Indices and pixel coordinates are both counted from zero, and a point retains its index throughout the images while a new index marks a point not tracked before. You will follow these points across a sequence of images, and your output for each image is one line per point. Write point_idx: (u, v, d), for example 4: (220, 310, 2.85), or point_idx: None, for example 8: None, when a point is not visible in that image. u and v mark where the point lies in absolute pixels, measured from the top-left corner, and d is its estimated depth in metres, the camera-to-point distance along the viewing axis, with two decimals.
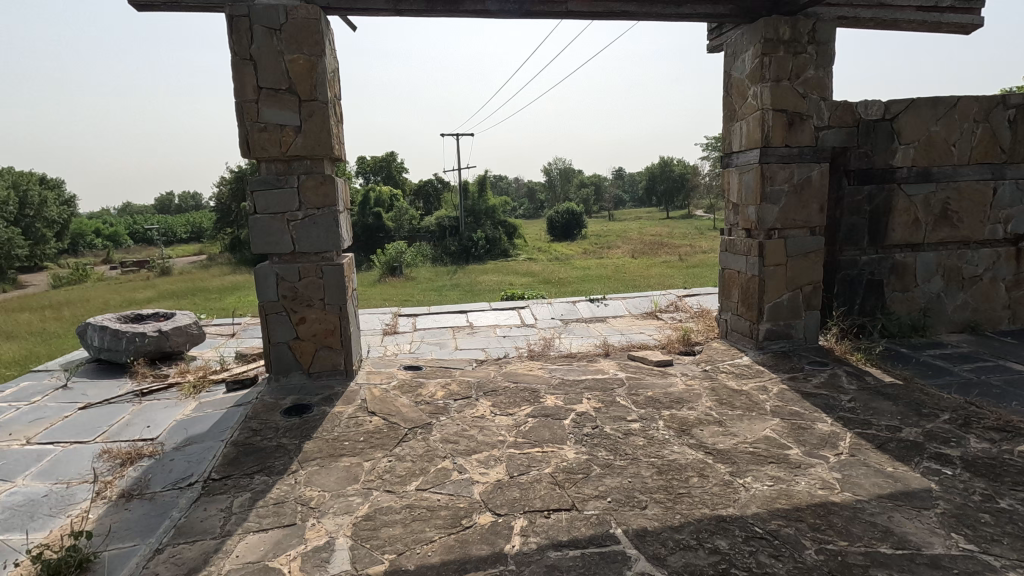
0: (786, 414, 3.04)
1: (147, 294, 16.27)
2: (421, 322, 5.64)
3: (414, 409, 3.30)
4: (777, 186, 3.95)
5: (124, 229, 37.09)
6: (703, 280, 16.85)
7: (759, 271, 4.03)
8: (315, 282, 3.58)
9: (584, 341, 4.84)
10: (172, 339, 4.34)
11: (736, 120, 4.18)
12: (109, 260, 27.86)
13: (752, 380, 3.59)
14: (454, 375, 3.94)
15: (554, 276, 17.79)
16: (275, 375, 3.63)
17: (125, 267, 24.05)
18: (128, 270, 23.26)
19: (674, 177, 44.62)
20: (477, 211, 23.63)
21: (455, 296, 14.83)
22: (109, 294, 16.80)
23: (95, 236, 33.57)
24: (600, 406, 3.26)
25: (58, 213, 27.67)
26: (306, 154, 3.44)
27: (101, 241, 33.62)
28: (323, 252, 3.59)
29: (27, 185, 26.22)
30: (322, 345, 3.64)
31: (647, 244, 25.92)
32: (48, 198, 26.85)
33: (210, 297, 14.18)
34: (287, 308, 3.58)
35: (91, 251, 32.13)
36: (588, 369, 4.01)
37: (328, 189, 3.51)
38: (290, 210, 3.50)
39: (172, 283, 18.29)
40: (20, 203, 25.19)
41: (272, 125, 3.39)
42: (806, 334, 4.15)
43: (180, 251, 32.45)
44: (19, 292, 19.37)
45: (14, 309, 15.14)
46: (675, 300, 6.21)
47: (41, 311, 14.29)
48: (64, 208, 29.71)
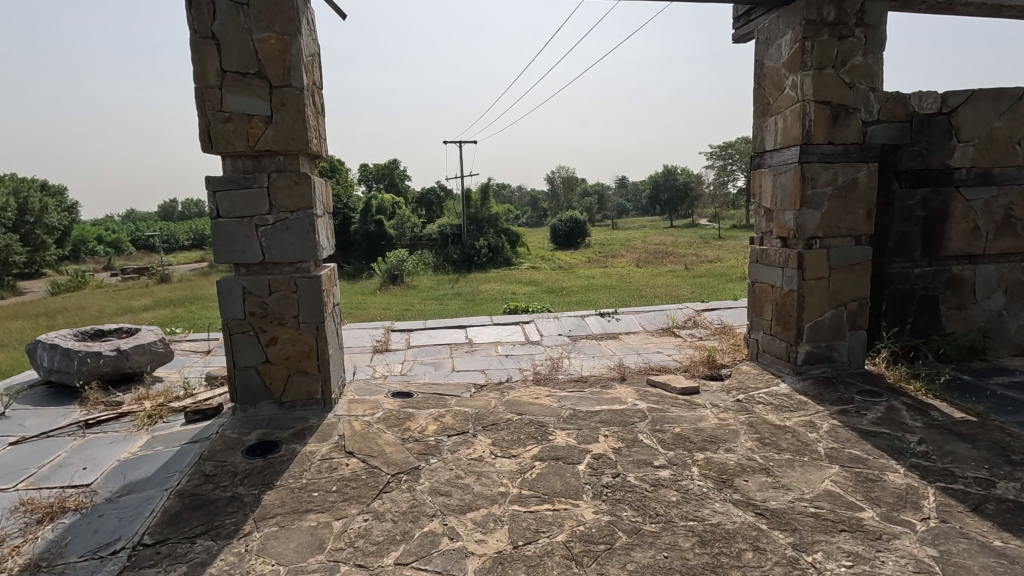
0: (845, 461, 2.52)
1: (142, 302, 15.83)
2: (416, 339, 5.16)
3: (399, 449, 2.78)
4: (820, 189, 3.45)
5: (126, 236, 36.79)
6: (711, 290, 16.35)
7: (798, 286, 3.53)
8: (288, 297, 3.09)
9: (596, 363, 4.33)
10: (133, 358, 3.85)
11: (770, 115, 3.70)
12: (109, 268, 27.49)
13: (796, 414, 3.08)
14: (448, 404, 3.43)
15: (558, 286, 17.30)
16: (241, 404, 3.13)
17: (124, 274, 23.66)
18: (127, 277, 22.86)
19: (678, 186, 44.22)
20: (479, 219, 23.23)
21: (457, 305, 14.35)
22: (103, 303, 16.30)
23: (96, 242, 33.26)
24: (620, 447, 2.75)
25: (58, 219, 27.34)
26: (277, 149, 2.98)
27: (102, 247, 33.30)
28: (298, 262, 3.11)
29: (28, 191, 25.94)
30: (295, 370, 3.14)
31: (652, 253, 25.45)
32: (48, 205, 26.52)
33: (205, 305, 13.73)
34: (256, 327, 3.09)
35: (92, 257, 31.76)
36: (603, 399, 3.51)
37: (303, 188, 3.03)
38: (259, 213, 3.01)
39: (169, 291, 17.85)
40: (19, 208, 24.86)
41: (237, 115, 2.93)
42: (851, 358, 3.64)
43: (179, 259, 32.10)
44: (14, 299, 18.96)
45: (5, 316, 14.70)
46: (693, 315, 5.71)
47: (30, 319, 13.82)
48: (64, 215, 29.39)
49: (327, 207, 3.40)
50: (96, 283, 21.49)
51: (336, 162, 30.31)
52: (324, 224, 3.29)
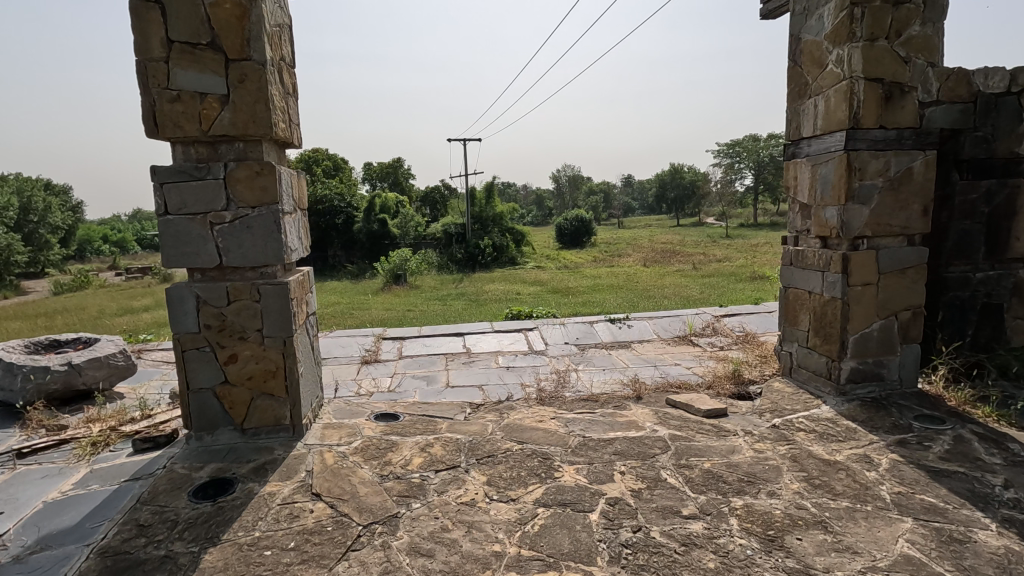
0: (920, 511, 2.05)
1: (141, 302, 15.50)
2: (409, 348, 4.71)
3: (376, 489, 2.34)
4: (869, 180, 2.97)
5: (132, 235, 36.56)
6: (722, 290, 15.83)
7: (842, 293, 3.05)
8: (249, 307, 2.65)
9: (608, 377, 3.88)
10: (87, 374, 3.44)
11: (809, 97, 3.22)
12: (113, 266, 27.28)
13: (846, 446, 2.61)
14: (439, 429, 2.98)
15: (563, 286, 16.83)
16: (196, 433, 2.69)
17: (127, 274, 23.34)
18: (130, 277, 22.55)
19: (685, 184, 43.61)
20: (484, 218, 22.80)
21: (460, 306, 13.89)
22: (102, 303, 16.00)
23: (101, 241, 33.14)
24: (640, 489, 2.29)
25: (62, 219, 27.07)
26: (236, 134, 2.54)
27: (108, 246, 33.10)
28: (261, 267, 2.67)
29: (32, 190, 25.70)
30: (259, 392, 2.71)
31: (659, 252, 24.94)
32: (52, 204, 26.26)
33: None
34: (212, 342, 2.65)
35: (98, 257, 31.54)
36: (617, 423, 3.05)
37: (266, 180, 2.58)
38: (215, 209, 2.56)
39: None
40: (23, 208, 24.66)
41: (187, 93, 2.48)
42: (902, 375, 3.17)
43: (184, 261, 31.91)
44: (15, 299, 18.74)
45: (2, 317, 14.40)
46: (711, 321, 5.24)
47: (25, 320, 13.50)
48: (70, 215, 29.18)
49: (298, 202, 2.97)
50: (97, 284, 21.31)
51: (339, 161, 29.92)
52: (294, 222, 2.86)
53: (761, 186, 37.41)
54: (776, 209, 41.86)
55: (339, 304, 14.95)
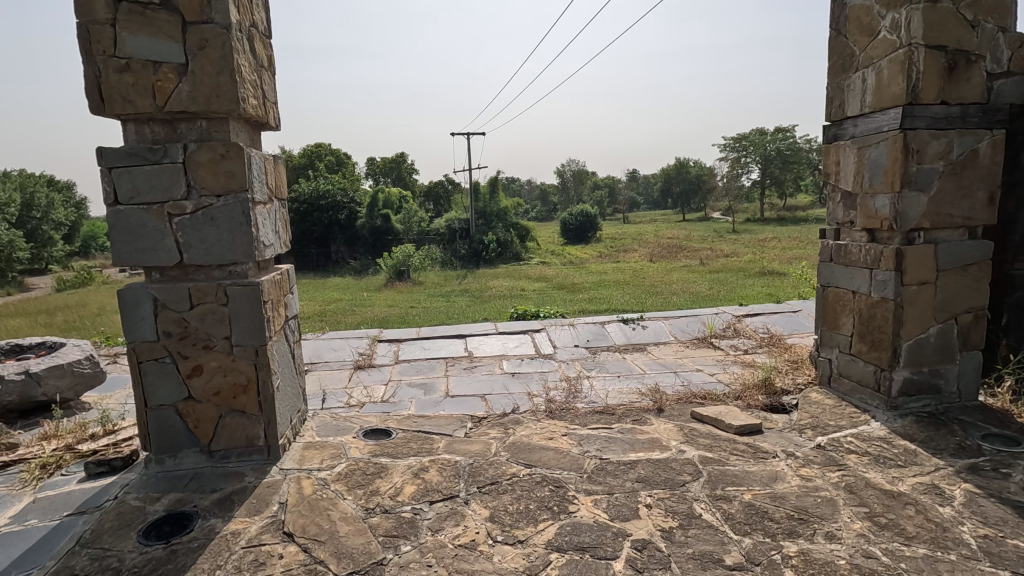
0: (1019, 563, 1.67)
1: None
2: (406, 352, 4.36)
3: (360, 527, 1.98)
4: (927, 164, 2.59)
5: None
6: (731, 286, 15.43)
7: (895, 293, 2.67)
8: (216, 312, 2.29)
9: (624, 385, 3.51)
10: (47, 384, 3.11)
11: (856, 70, 2.83)
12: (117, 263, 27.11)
13: (910, 473, 2.23)
14: (437, 448, 2.63)
15: (569, 282, 16.47)
16: (155, 455, 2.34)
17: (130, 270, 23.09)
18: (133, 274, 22.31)
19: (690, 179, 43.11)
20: (488, 213, 22.46)
21: (464, 303, 13.57)
22: (103, 301, 15.77)
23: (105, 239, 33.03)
24: (672, 529, 1.93)
25: (66, 216, 26.85)
26: (196, 110, 2.17)
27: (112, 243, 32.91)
28: (229, 266, 2.31)
29: (36, 186, 25.47)
30: (228, 409, 2.36)
31: (665, 247, 24.52)
32: (56, 201, 26.03)
33: None
34: (173, 352, 2.29)
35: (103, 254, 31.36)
36: (637, 442, 2.69)
37: (233, 164, 2.22)
38: (173, 198, 2.21)
39: None
40: (27, 204, 24.44)
41: (139, 62, 2.13)
42: (960, 387, 2.80)
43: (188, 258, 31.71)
44: (17, 295, 18.56)
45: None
46: (732, 322, 4.86)
47: (23, 317, 13.25)
48: (74, 211, 28.98)
49: (274, 191, 2.62)
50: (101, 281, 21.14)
51: (342, 156, 29.58)
52: (269, 213, 2.50)
53: (768, 181, 36.87)
54: (783, 204, 41.31)
55: (341, 301, 14.64)
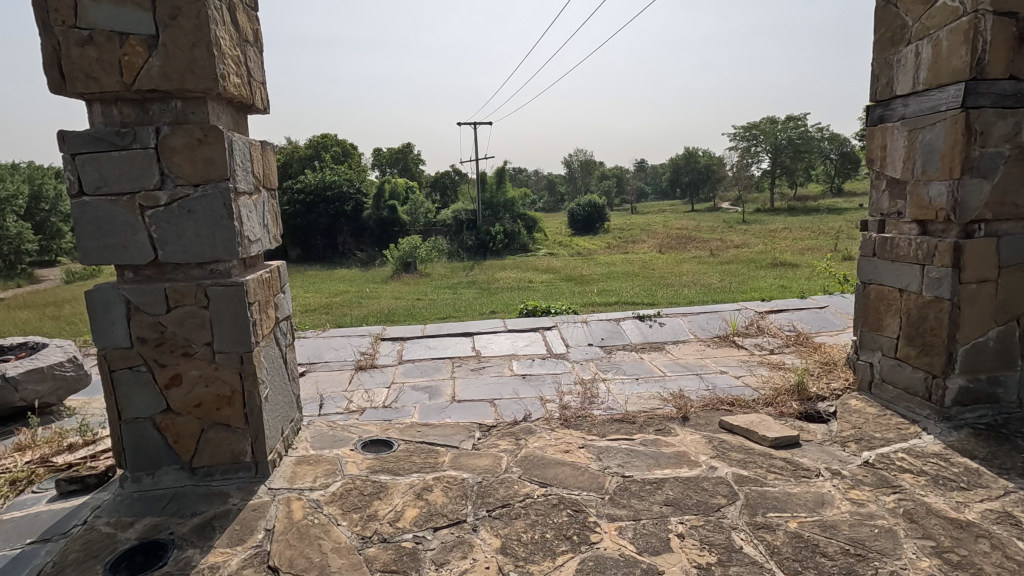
0: None
1: None
2: (410, 351, 4.13)
3: (355, 561, 1.75)
4: (991, 148, 2.31)
5: None
6: (742, 277, 15.07)
7: (952, 292, 2.39)
8: (195, 315, 2.06)
9: (644, 390, 3.26)
10: (25, 389, 2.91)
11: (907, 43, 2.54)
12: None
13: (977, 498, 1.97)
14: (442, 462, 2.39)
15: (577, 273, 16.17)
16: (132, 473, 2.12)
17: None
18: None
19: (699, 169, 42.49)
20: (495, 203, 22.15)
21: (471, 295, 13.31)
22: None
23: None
24: (710, 567, 1.68)
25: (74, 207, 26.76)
26: (170, 88, 1.93)
27: None
28: (210, 264, 2.07)
29: (44, 178, 25.37)
30: (211, 422, 2.13)
31: (674, 238, 24.12)
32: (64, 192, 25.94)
33: None
34: (149, 360, 2.06)
35: None
36: (662, 456, 2.44)
37: (211, 149, 1.97)
38: (145, 188, 1.97)
39: None
40: (34, 196, 24.34)
41: (104, 33, 1.88)
42: (1020, 396, 2.53)
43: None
44: (27, 287, 18.55)
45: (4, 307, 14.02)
46: (755, 319, 4.59)
47: (27, 310, 13.12)
48: None
49: (262, 180, 2.37)
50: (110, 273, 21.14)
51: (347, 146, 29.28)
52: (254, 205, 2.26)
53: (778, 170, 36.20)
54: (794, 193, 40.63)
55: (347, 293, 14.44)
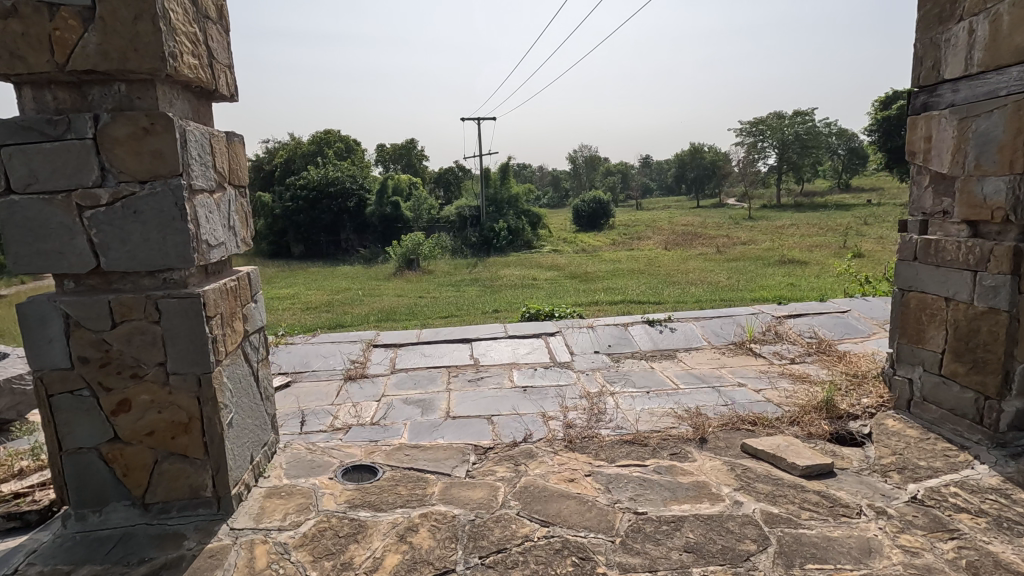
0: None
1: None
2: (404, 359, 3.86)
3: None
4: None
5: None
6: (751, 275, 14.72)
7: (1009, 303, 2.10)
8: (146, 331, 1.79)
9: (656, 406, 2.99)
10: None
11: (958, 20, 2.24)
12: None
13: None
14: (431, 494, 2.13)
15: (582, 271, 15.86)
16: (77, 511, 1.86)
17: None
18: None
19: (705, 165, 42.00)
20: (498, 200, 21.86)
21: (474, 293, 13.03)
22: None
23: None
24: None
25: None
26: (109, 69, 1.65)
27: None
28: (162, 274, 1.80)
29: None
30: (165, 452, 1.87)
31: (680, 235, 23.76)
32: None
33: None
34: (92, 383, 1.80)
35: None
36: (679, 488, 2.16)
37: (159, 140, 1.70)
38: (83, 185, 1.70)
39: None
40: None
41: (30, 4, 1.61)
42: None
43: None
44: (29, 284, 18.44)
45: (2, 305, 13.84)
46: (773, 325, 4.29)
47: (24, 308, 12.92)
48: None
49: (227, 176, 2.10)
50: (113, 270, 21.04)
51: (350, 142, 29.01)
52: (217, 204, 1.98)
53: (785, 166, 35.72)
54: (801, 189, 40.11)
55: (349, 291, 14.20)
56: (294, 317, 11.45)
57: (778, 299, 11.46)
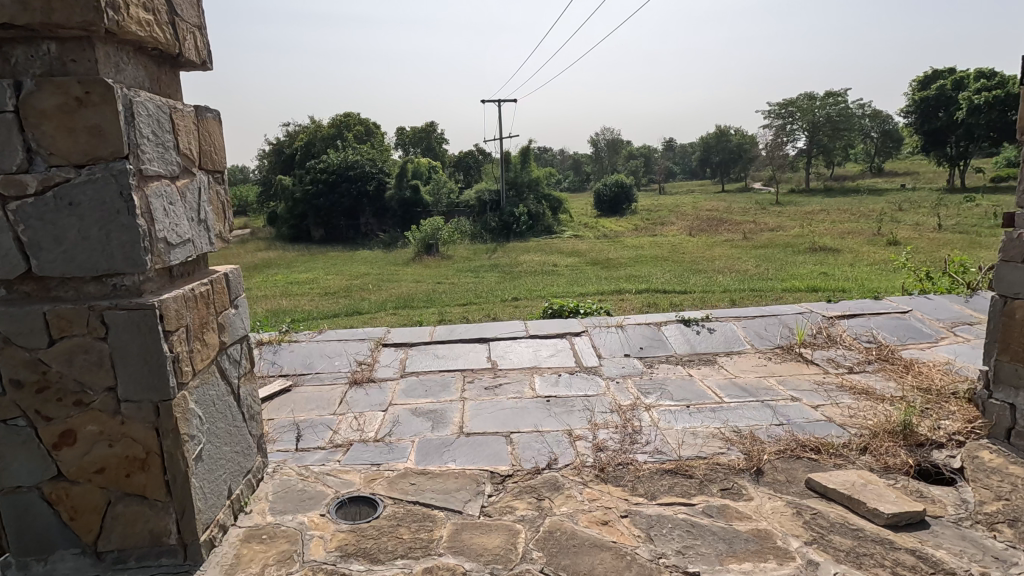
0: None
1: None
2: (415, 361, 3.54)
3: None
4: None
5: None
6: (781, 263, 14.11)
7: None
8: (90, 348, 1.47)
9: (699, 424, 2.61)
10: None
11: None
12: None
13: None
14: (438, 540, 1.79)
15: (604, 257, 15.38)
16: (18, 559, 1.58)
17: None
18: None
19: (731, 148, 40.72)
20: (519, 183, 21.41)
21: (493, 279, 12.70)
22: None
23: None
24: None
25: None
26: (30, 23, 1.31)
27: None
28: (109, 279, 1.47)
29: None
30: (118, 493, 1.56)
31: (705, 220, 23.01)
32: None
33: None
34: (29, 411, 1.49)
35: None
36: (737, 539, 1.78)
37: (99, 114, 1.36)
38: (6, 170, 1.37)
39: None
40: None
41: None
42: None
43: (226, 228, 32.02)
44: None
45: None
46: (825, 327, 3.85)
47: None
48: None
49: (196, 158, 1.75)
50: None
51: (370, 125, 28.64)
52: (181, 192, 1.64)
53: (815, 149, 34.46)
54: (831, 173, 38.68)
55: (367, 276, 13.99)
56: (311, 303, 11.26)
57: (811, 288, 10.88)
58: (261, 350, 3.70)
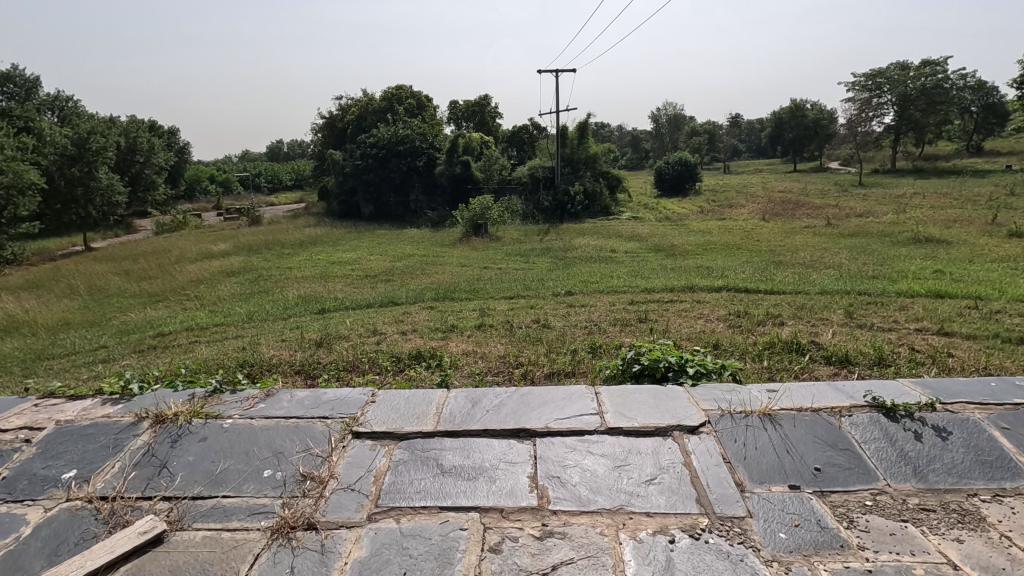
0: None
1: (216, 254, 14.36)
2: (401, 481, 1.96)
3: None
4: None
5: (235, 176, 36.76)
6: (885, 256, 11.71)
7: None
8: None
9: None
10: None
11: None
12: (213, 212, 27.27)
13: None
14: None
15: (669, 243, 13.34)
16: None
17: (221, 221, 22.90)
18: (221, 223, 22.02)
19: (808, 123, 36.60)
20: (574, 159, 19.47)
21: (544, 265, 11.06)
22: (183, 250, 15.07)
23: (209, 182, 33.99)
24: None
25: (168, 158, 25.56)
26: None
27: (215, 187, 34.02)
28: None
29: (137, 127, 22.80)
30: None
31: (781, 203, 20.34)
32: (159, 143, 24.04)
33: (259, 277, 11.41)
34: None
35: (206, 197, 32.84)
36: None
37: None
38: None
39: (249, 238, 16.41)
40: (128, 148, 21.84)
41: None
42: None
43: (282, 203, 31.77)
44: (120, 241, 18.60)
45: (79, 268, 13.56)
46: None
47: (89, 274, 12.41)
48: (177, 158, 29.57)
49: None
50: (194, 228, 20.96)
51: (424, 98, 26.97)
52: None
53: (905, 125, 30.36)
54: (923, 152, 34.27)
55: (411, 257, 12.64)
56: (343, 288, 9.97)
57: (938, 293, 8.57)
58: (152, 440, 2.20)
